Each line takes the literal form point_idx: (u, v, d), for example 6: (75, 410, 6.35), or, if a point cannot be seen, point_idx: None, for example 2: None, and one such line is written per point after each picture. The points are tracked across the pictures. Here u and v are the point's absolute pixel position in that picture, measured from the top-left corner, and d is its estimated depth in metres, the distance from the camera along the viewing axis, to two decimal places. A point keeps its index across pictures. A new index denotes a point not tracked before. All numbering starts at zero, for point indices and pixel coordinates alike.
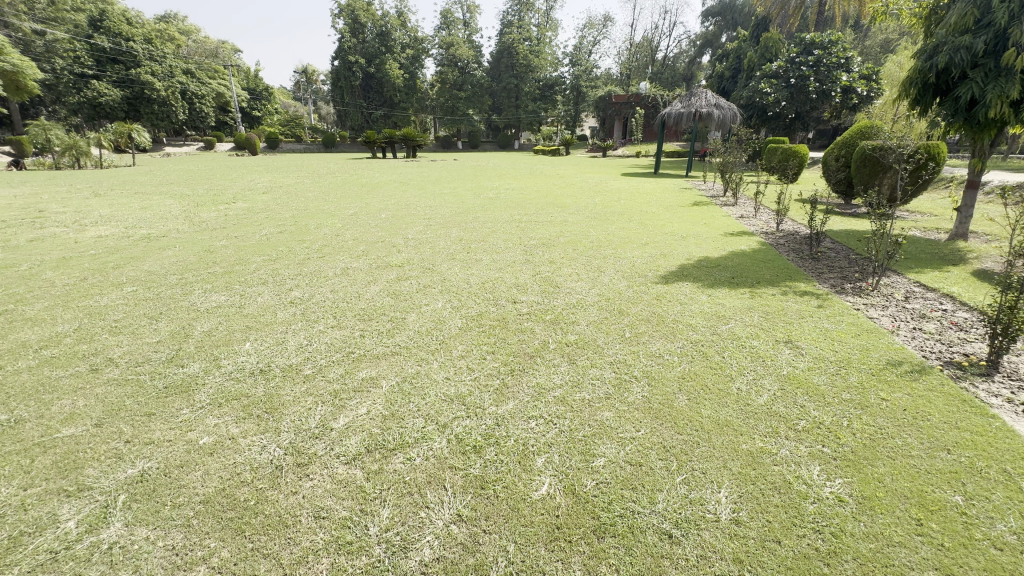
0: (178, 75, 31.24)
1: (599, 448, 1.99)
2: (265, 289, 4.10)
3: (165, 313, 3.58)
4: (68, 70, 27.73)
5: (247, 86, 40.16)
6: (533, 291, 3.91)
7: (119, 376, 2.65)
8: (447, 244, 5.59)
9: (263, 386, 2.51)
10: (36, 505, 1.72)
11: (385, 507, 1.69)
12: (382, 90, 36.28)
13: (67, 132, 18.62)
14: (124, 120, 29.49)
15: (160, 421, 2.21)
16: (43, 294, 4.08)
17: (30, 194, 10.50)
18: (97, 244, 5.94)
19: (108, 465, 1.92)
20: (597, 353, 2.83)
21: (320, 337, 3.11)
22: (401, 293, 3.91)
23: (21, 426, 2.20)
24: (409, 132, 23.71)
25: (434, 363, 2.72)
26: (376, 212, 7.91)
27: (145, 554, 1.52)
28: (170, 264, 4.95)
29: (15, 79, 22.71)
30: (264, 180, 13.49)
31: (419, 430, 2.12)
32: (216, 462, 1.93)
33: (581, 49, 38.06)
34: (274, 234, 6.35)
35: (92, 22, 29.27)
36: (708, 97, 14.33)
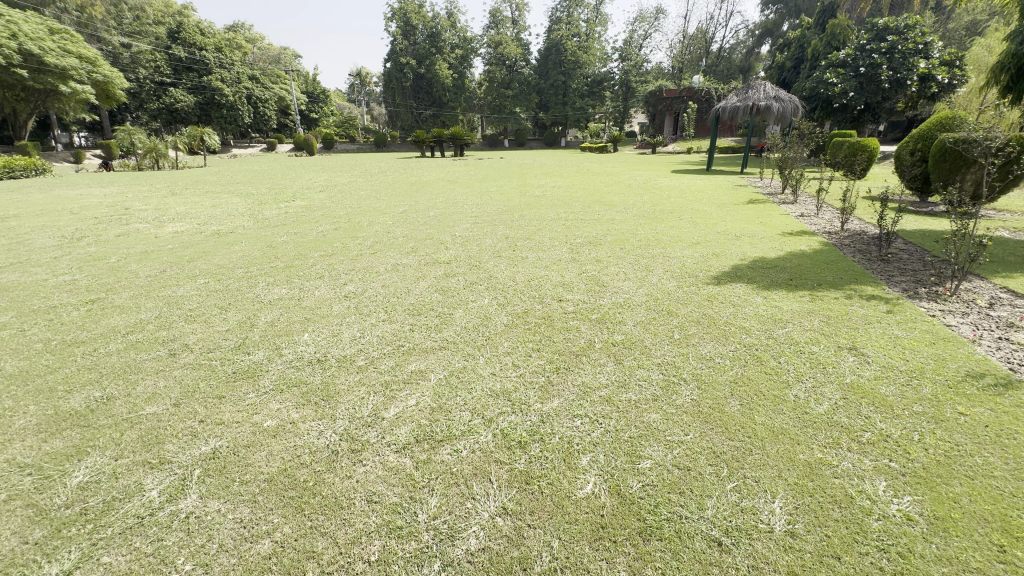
0: (244, 81, 33.37)
1: (646, 450, 1.97)
2: (321, 283, 4.31)
3: (232, 304, 3.85)
4: (150, 79, 30.26)
5: (306, 90, 42.22)
6: (579, 290, 3.89)
7: (194, 360, 2.88)
8: (494, 242, 5.65)
9: (320, 375, 2.65)
10: (125, 474, 1.91)
11: (433, 496, 1.75)
12: (432, 91, 37.05)
13: (148, 136, 20.34)
14: (197, 124, 31.82)
15: (229, 403, 2.39)
16: (129, 284, 4.49)
17: (118, 193, 11.57)
18: (174, 239, 6.46)
19: (185, 441, 2.10)
20: (644, 353, 2.78)
21: (372, 330, 3.24)
22: (448, 290, 3.99)
23: (112, 402, 2.44)
24: (457, 131, 24.10)
25: (480, 359, 2.77)
26: (425, 210, 8.11)
27: (217, 524, 1.65)
28: (238, 258, 5.31)
29: (105, 88, 25.08)
30: (321, 179, 14.14)
31: (466, 423, 2.17)
32: (279, 444, 2.06)
33: (632, 44, 37.17)
34: (330, 230, 6.67)
35: (171, 34, 31.77)
36: (767, 89, 13.62)
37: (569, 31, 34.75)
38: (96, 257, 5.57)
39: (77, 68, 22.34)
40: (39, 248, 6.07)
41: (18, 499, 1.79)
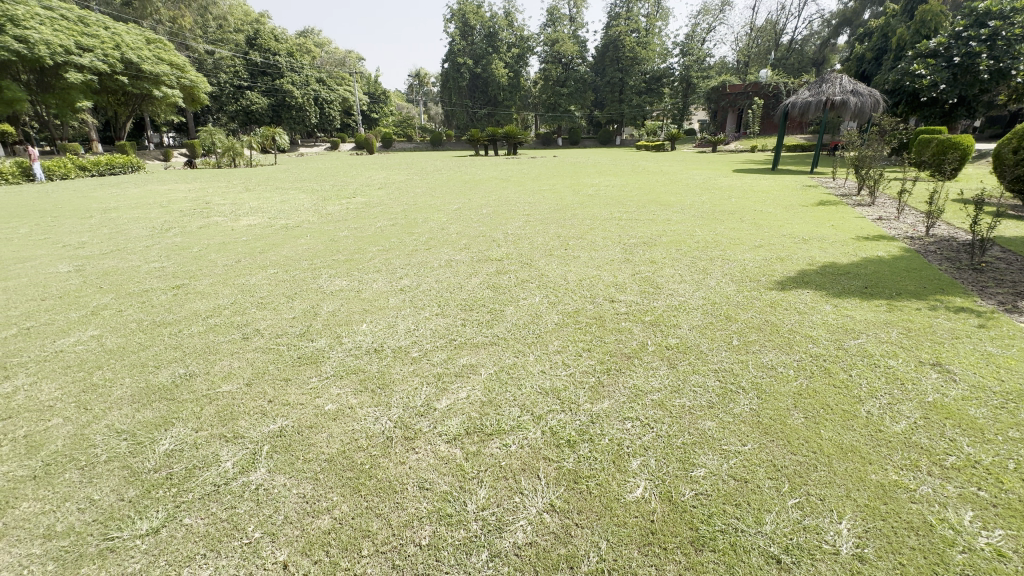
0: (312, 83, 35.59)
1: (700, 458, 1.90)
2: (379, 276, 4.49)
3: (298, 293, 4.09)
4: (229, 83, 32.41)
5: (368, 91, 43.97)
6: (632, 291, 3.81)
7: (264, 344, 3.10)
8: (546, 240, 5.65)
9: (377, 364, 2.77)
10: (204, 445, 2.09)
11: (482, 487, 1.79)
12: (488, 90, 37.49)
13: (227, 136, 21.96)
14: (270, 125, 34.13)
15: (295, 386, 2.55)
16: (209, 272, 4.89)
17: (200, 189, 12.59)
18: (248, 231, 6.95)
19: (256, 419, 2.26)
20: (700, 359, 2.69)
21: (426, 323, 3.34)
22: (500, 287, 4.03)
23: (194, 379, 2.68)
24: (511, 129, 24.21)
25: (530, 356, 2.78)
26: (478, 207, 8.23)
27: (283, 497, 1.77)
28: (303, 251, 5.64)
29: (192, 92, 27.33)
30: (380, 176, 14.68)
31: (516, 418, 2.20)
32: (338, 427, 2.17)
33: (694, 38, 35.74)
34: (387, 226, 6.91)
35: (249, 40, 34.17)
36: (843, 83, 12.67)
37: (628, 27, 34.03)
38: (181, 246, 6.11)
39: (167, 74, 24.48)
40: (135, 238, 6.73)
41: (115, 460, 2.01)
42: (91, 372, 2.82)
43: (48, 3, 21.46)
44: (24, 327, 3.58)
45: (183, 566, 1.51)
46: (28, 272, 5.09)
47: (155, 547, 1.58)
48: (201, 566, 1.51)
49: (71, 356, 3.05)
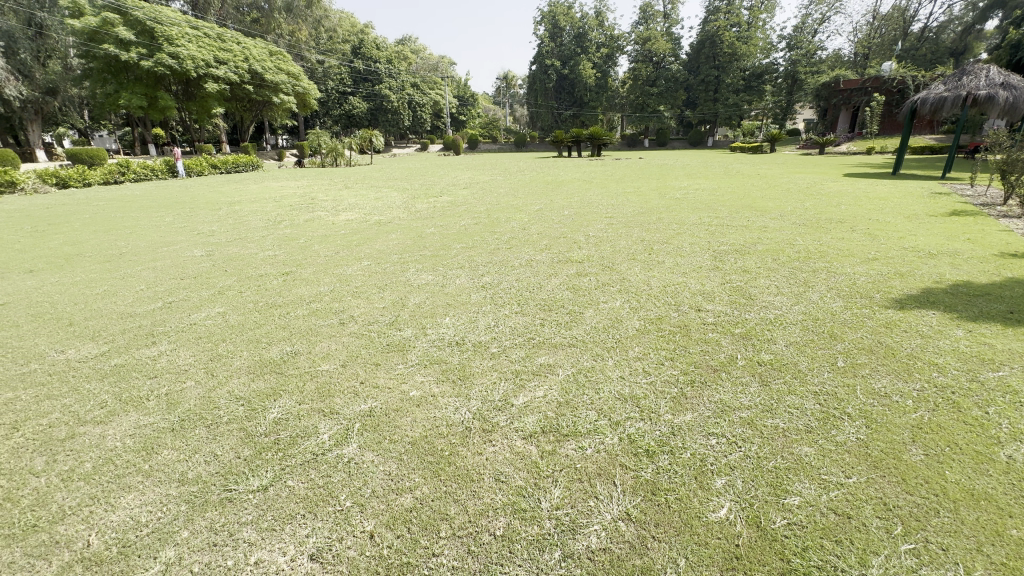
0: (407, 88, 38.07)
1: (795, 485, 1.75)
2: (462, 272, 4.66)
3: (388, 285, 4.36)
4: (335, 89, 35.87)
5: (458, 94, 45.65)
6: (721, 300, 3.60)
7: (357, 330, 3.35)
8: (628, 244, 5.51)
9: (458, 356, 2.88)
10: (306, 417, 2.31)
11: (556, 487, 1.79)
12: (574, 91, 37.35)
13: (331, 138, 23.97)
14: (368, 127, 37.17)
15: (383, 371, 2.73)
16: (313, 262, 5.38)
17: (306, 186, 13.87)
18: (346, 226, 7.53)
19: (349, 397, 2.46)
20: (798, 378, 2.47)
21: (505, 320, 3.41)
22: (580, 289, 4.01)
23: (297, 357, 2.97)
24: (596, 130, 23.88)
25: (609, 360, 2.73)
26: (560, 208, 8.23)
27: (371, 473, 1.90)
28: (394, 246, 6.00)
29: (304, 98, 30.22)
30: (465, 176, 15.20)
31: (592, 422, 2.17)
32: (421, 413, 2.29)
33: (804, 30, 32.77)
34: (471, 224, 7.13)
35: (354, 50, 37.14)
36: (990, 76, 10.96)
37: (727, 22, 32.08)
38: (290, 237, 6.79)
39: (284, 82, 27.31)
40: (254, 228, 7.58)
41: (235, 422, 2.29)
42: (217, 344, 3.23)
43: (195, 23, 24.90)
44: (167, 301, 4.18)
45: (285, 523, 1.69)
46: (171, 255, 5.93)
47: (264, 503, 1.77)
48: (300, 525, 1.67)
49: (203, 328, 3.53)
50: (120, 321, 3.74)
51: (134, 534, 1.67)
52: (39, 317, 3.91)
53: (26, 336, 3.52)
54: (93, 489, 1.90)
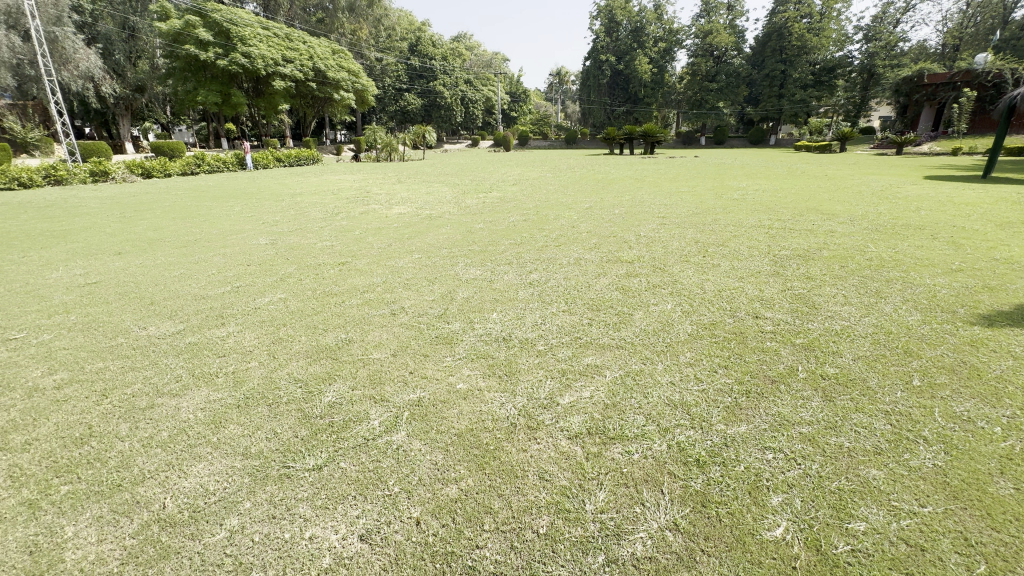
0: (461, 84, 38.64)
1: (861, 510, 1.63)
2: (510, 268, 4.68)
3: (438, 279, 4.45)
4: (392, 86, 36.90)
5: (510, 90, 45.82)
6: (781, 308, 3.42)
7: (408, 321, 3.44)
8: (681, 245, 5.33)
9: (505, 352, 2.90)
10: (358, 402, 2.40)
11: (601, 490, 1.77)
12: (628, 87, 36.59)
13: (387, 134, 24.74)
14: (422, 123, 38.08)
15: (432, 362, 2.79)
16: (367, 253, 5.58)
17: (362, 179, 14.40)
18: (398, 219, 7.75)
19: (399, 386, 2.53)
20: (867, 396, 2.30)
21: (553, 318, 3.39)
22: (629, 289, 3.92)
23: (351, 344, 3.09)
24: (650, 127, 23.26)
25: (659, 365, 2.66)
26: (610, 207, 8.09)
27: (418, 461, 1.95)
28: (444, 240, 6.12)
29: (362, 95, 31.35)
30: (515, 172, 15.26)
31: (640, 427, 2.12)
32: (468, 406, 2.33)
33: (885, 19, 30.32)
34: (519, 221, 7.14)
35: (411, 47, 38.07)
36: None
37: (797, 12, 30.25)
38: (346, 229, 7.08)
39: (344, 80, 28.40)
40: (313, 219, 7.96)
41: (294, 403, 2.42)
42: (278, 328, 3.42)
43: (266, 24, 26.36)
44: (235, 286, 4.47)
45: (338, 502, 1.76)
46: (239, 242, 6.34)
47: (319, 482, 1.86)
48: (351, 506, 1.75)
49: (266, 312, 3.76)
50: (194, 303, 4.04)
51: (203, 501, 1.80)
52: (126, 296, 4.28)
53: (115, 313, 3.87)
54: (169, 455, 2.07)
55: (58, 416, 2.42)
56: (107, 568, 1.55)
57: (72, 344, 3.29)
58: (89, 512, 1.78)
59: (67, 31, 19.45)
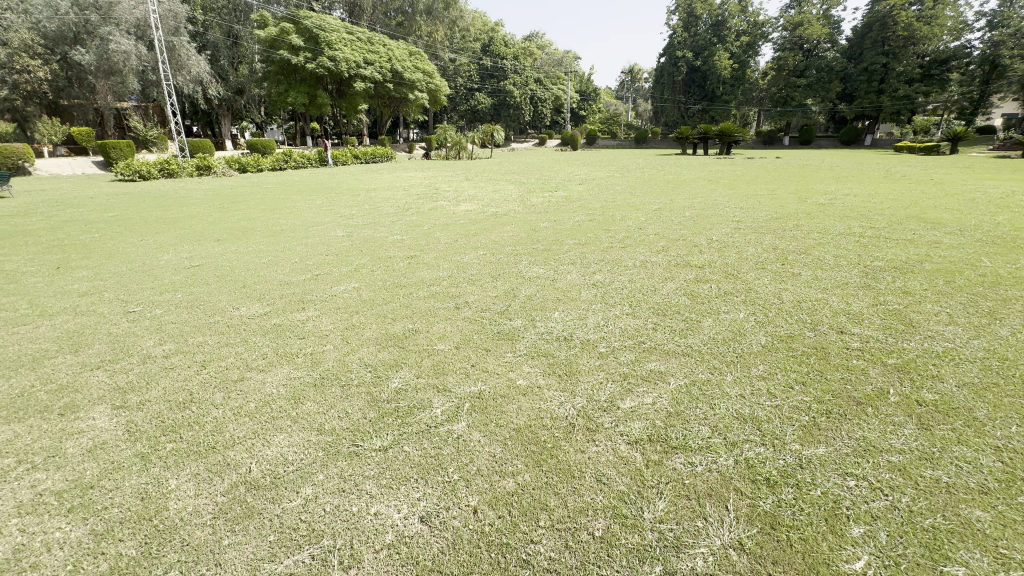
0: (531, 83, 38.86)
1: (961, 554, 1.46)
2: (574, 268, 4.65)
3: (501, 276, 4.51)
4: (464, 86, 37.86)
5: (580, 89, 45.39)
6: (872, 324, 3.13)
7: (471, 315, 3.53)
8: (758, 251, 5.02)
9: (565, 352, 2.89)
10: (421, 391, 2.50)
11: (661, 499, 1.72)
12: (705, 83, 35.02)
13: (456, 133, 25.41)
14: (491, 122, 38.75)
15: (493, 357, 2.84)
16: (434, 248, 5.78)
17: (432, 177, 14.90)
18: (465, 216, 7.94)
19: (461, 378, 2.61)
20: (974, 428, 2.04)
21: (616, 321, 3.33)
22: (698, 295, 3.76)
23: (416, 334, 3.22)
24: (727, 126, 22.07)
25: (728, 375, 2.53)
26: (680, 209, 7.80)
27: (477, 452, 2.00)
28: (508, 237, 6.20)
29: (435, 95, 32.39)
30: (581, 172, 15.13)
31: (704, 438, 2.04)
32: (527, 402, 2.35)
33: (1016, 3, 26.55)
34: (585, 221, 7.07)
35: (484, 47, 38.86)
36: None
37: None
38: (416, 224, 7.35)
39: (419, 80, 29.50)
40: (385, 214, 8.35)
41: (364, 386, 2.57)
42: (352, 315, 3.64)
43: (351, 29, 27.95)
44: (315, 274, 4.80)
45: (401, 483, 1.86)
46: (320, 233, 6.81)
47: (384, 462, 1.97)
48: (413, 488, 1.83)
49: (341, 299, 4.01)
50: (278, 288, 4.38)
51: (283, 469, 1.97)
52: (222, 278, 4.73)
53: (214, 293, 4.30)
54: (255, 424, 2.28)
55: (166, 381, 2.75)
56: (202, 519, 1.74)
57: (179, 319, 3.72)
58: (189, 469, 2.00)
59: (183, 40, 21.80)
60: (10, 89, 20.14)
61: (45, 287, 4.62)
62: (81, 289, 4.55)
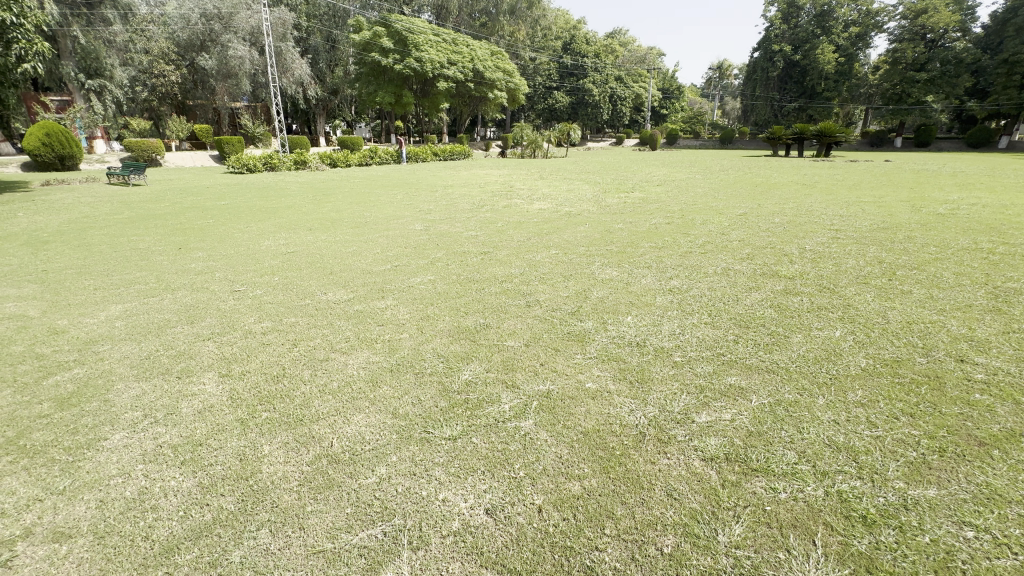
0: (611, 81, 38.08)
1: None
2: (649, 272, 4.50)
3: (573, 276, 4.47)
4: (543, 84, 37.97)
5: (662, 87, 43.83)
6: (1004, 354, 2.71)
7: (541, 314, 3.53)
8: (859, 264, 4.54)
9: (637, 358, 2.80)
10: (490, 385, 2.54)
11: (739, 523, 1.62)
12: (804, 80, 32.34)
13: (533, 131, 25.53)
14: (568, 120, 38.49)
15: (562, 357, 2.82)
16: (507, 245, 5.86)
17: (507, 175, 15.09)
18: (538, 214, 7.97)
19: (530, 376, 2.62)
20: None
21: (693, 330, 3.18)
22: (787, 308, 3.48)
23: (487, 329, 3.28)
24: (828, 125, 20.16)
25: (819, 399, 2.32)
26: (769, 215, 7.28)
27: (544, 451, 2.00)
28: (581, 237, 6.13)
29: (514, 94, 32.77)
30: (660, 173, 14.58)
31: (790, 464, 1.88)
32: (596, 406, 2.31)
33: None
34: (662, 223, 6.81)
35: (565, 46, 38.69)
36: None
37: None
38: (490, 221, 7.49)
39: (499, 80, 30.01)
40: (461, 210, 8.59)
41: (436, 376, 2.66)
42: (427, 306, 3.79)
43: (437, 31, 29.07)
44: (394, 265, 5.04)
45: (468, 474, 1.90)
46: (399, 226, 7.16)
47: (453, 451, 2.03)
48: (480, 480, 1.87)
49: (418, 290, 4.19)
50: (361, 276, 4.66)
51: (360, 447, 2.09)
52: (313, 265, 5.13)
53: (305, 278, 4.68)
54: (338, 402, 2.45)
55: (263, 356, 3.03)
56: (289, 484, 1.90)
57: (275, 299, 4.09)
58: (280, 437, 2.19)
59: (289, 45, 23.96)
60: (149, 91, 23.16)
61: (169, 265, 5.26)
62: (197, 268, 5.14)
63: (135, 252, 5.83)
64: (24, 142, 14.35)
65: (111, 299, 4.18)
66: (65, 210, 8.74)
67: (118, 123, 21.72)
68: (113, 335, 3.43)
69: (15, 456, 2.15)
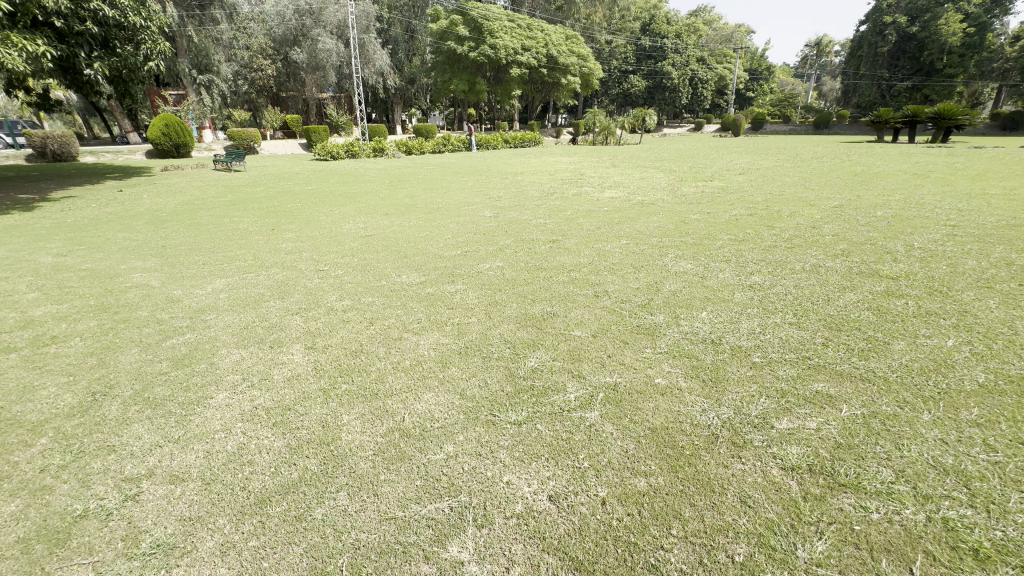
0: (692, 63, 35.89)
1: None
2: (727, 266, 4.24)
3: (644, 267, 4.33)
4: (618, 68, 36.62)
5: (750, 67, 40.69)
6: None
7: (609, 305, 3.45)
8: (981, 266, 3.98)
9: (711, 356, 2.66)
10: (556, 374, 2.53)
11: (822, 540, 1.50)
12: (921, 55, 28.32)
13: (606, 117, 24.81)
14: (644, 105, 36.84)
15: (631, 350, 2.76)
16: (575, 234, 5.77)
17: (577, 162, 14.83)
18: (609, 203, 7.77)
19: (597, 368, 2.58)
20: None
21: (775, 329, 2.96)
22: (887, 312, 3.14)
23: (554, 318, 3.27)
24: (948, 106, 17.69)
25: (923, 414, 2.08)
26: (869, 207, 6.55)
27: (609, 444, 1.98)
28: (655, 227, 5.90)
29: (588, 80, 31.95)
30: (743, 160, 13.63)
31: (886, 483, 1.71)
32: (665, 403, 2.23)
33: None
34: (744, 215, 6.38)
35: (644, 27, 37.07)
36: None
37: None
38: (559, 209, 7.42)
39: (574, 64, 29.41)
40: (530, 197, 8.59)
41: (502, 361, 2.70)
42: (495, 292, 3.85)
43: (512, 16, 29.08)
44: (464, 251, 5.16)
45: (532, 459, 1.92)
46: (469, 212, 7.30)
47: (518, 435, 2.06)
48: (543, 466, 1.89)
49: (485, 277, 4.26)
50: (432, 260, 4.82)
51: (430, 424, 2.19)
52: (389, 248, 5.38)
53: (381, 260, 4.92)
54: (410, 379, 2.57)
55: (343, 332, 3.24)
56: (365, 453, 2.03)
57: (354, 280, 4.34)
58: (356, 409, 2.34)
59: (372, 37, 25.05)
60: (248, 84, 25.26)
61: (264, 245, 5.75)
62: (288, 247, 5.59)
63: (236, 232, 6.44)
64: (148, 133, 16.33)
65: (216, 273, 4.66)
66: (179, 193, 9.82)
67: (223, 114, 23.92)
68: (217, 305, 3.82)
69: (141, 406, 2.48)
